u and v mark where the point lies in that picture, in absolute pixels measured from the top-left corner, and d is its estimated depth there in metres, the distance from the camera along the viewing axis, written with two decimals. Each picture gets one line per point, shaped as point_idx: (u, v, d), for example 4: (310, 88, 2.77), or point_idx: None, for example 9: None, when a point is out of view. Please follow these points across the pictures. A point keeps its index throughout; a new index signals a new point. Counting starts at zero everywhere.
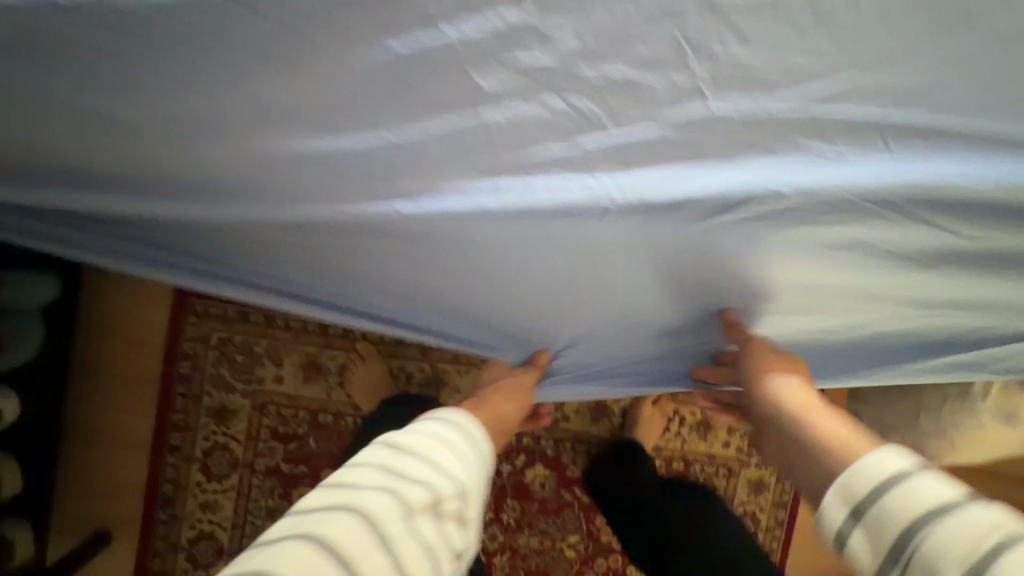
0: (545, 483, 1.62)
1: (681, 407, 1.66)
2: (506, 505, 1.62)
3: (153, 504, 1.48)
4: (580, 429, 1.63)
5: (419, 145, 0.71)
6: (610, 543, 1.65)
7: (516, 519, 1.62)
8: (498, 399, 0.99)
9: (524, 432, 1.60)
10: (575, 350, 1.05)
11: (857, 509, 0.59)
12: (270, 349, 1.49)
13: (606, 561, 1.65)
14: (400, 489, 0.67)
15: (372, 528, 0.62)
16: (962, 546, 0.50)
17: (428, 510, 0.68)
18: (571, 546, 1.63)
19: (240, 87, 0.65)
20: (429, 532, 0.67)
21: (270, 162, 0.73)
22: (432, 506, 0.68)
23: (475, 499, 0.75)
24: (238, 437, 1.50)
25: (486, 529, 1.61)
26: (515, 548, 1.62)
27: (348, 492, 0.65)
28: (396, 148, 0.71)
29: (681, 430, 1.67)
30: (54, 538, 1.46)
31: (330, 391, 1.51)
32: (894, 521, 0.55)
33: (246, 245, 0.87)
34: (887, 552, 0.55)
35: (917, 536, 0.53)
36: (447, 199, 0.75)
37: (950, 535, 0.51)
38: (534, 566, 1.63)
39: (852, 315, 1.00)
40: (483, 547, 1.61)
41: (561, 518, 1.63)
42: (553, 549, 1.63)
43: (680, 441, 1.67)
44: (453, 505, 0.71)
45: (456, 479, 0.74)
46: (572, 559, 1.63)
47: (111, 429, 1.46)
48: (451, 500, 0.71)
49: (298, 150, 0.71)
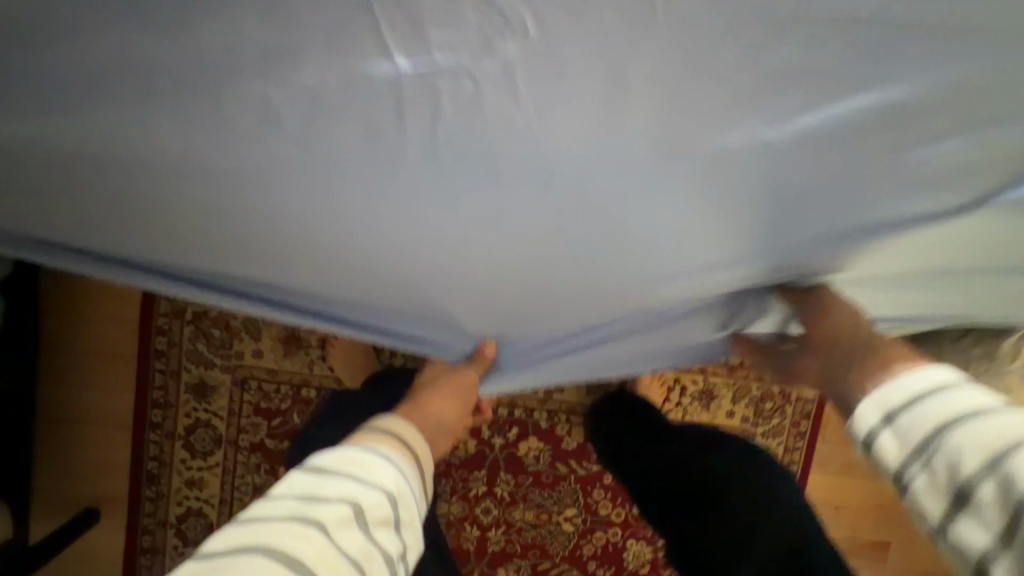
0: (539, 455, 1.56)
1: (682, 375, 1.59)
2: (500, 479, 1.56)
3: (138, 482, 1.46)
4: (575, 400, 1.56)
5: (331, 57, 0.76)
6: (608, 516, 1.59)
7: (511, 493, 1.56)
8: (438, 407, 1.03)
9: (516, 404, 1.54)
10: (561, 345, 0.93)
11: (891, 415, 0.60)
12: (247, 323, 1.43)
13: (605, 534, 1.60)
14: (315, 512, 0.70)
15: (286, 555, 0.65)
16: (989, 441, 0.53)
17: (352, 523, 0.72)
18: (568, 519, 1.58)
19: (182, 43, 0.74)
20: (355, 544, 0.70)
21: (224, 138, 0.75)
22: (355, 519, 0.72)
23: (406, 501, 0.80)
24: (220, 414, 1.45)
25: (480, 503, 1.56)
26: (510, 522, 1.57)
27: (266, 524, 0.68)
28: (314, 64, 0.75)
29: (682, 400, 1.60)
30: (41, 517, 1.45)
31: (311, 365, 1.45)
32: (925, 422, 0.57)
33: (182, 240, 0.80)
34: (914, 449, 0.57)
35: (950, 444, 0.55)
36: (351, 94, 0.76)
37: (981, 434, 0.54)
38: (530, 539, 1.58)
39: (890, 289, 0.85)
40: (477, 521, 1.56)
41: (556, 491, 1.57)
42: (550, 523, 1.58)
43: (682, 412, 1.61)
44: (381, 512, 0.75)
45: (389, 484, 0.79)
46: (570, 532, 1.58)
47: (90, 407, 1.43)
48: (378, 508, 0.75)
49: (219, 85, 0.75)
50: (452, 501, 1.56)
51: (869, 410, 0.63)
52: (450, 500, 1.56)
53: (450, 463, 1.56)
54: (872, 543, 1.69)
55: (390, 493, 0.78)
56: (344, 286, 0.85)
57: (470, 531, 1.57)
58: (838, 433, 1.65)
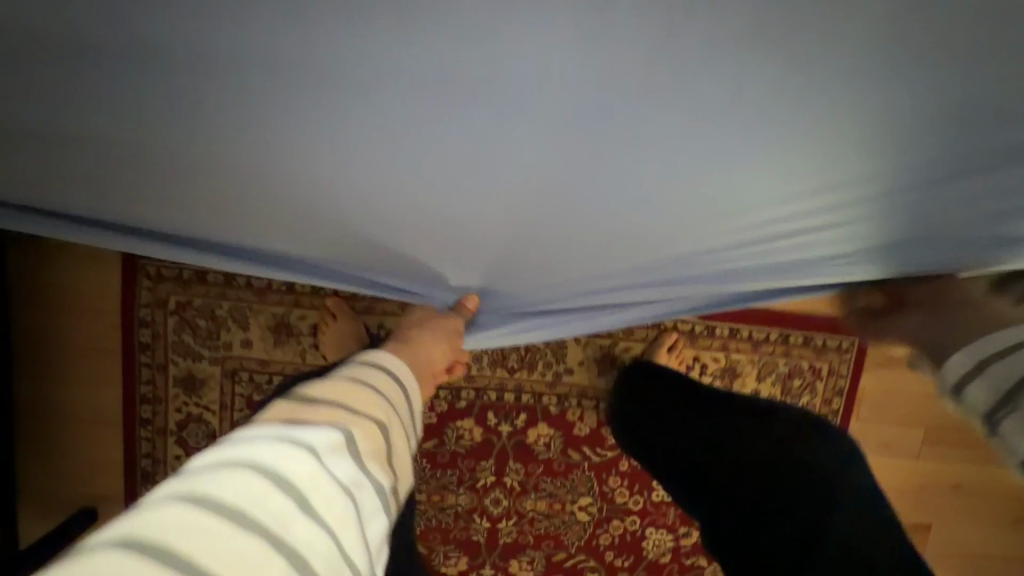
0: (550, 443, 1.46)
1: (702, 353, 1.47)
2: (509, 468, 1.47)
3: (133, 480, 1.40)
4: (587, 383, 1.46)
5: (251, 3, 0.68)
6: (626, 505, 1.50)
7: (521, 482, 1.47)
8: (426, 351, 1.06)
9: (524, 389, 1.44)
10: (530, 300, 1.09)
11: (984, 362, 0.81)
12: (233, 312, 1.34)
13: (623, 523, 1.51)
14: (305, 437, 0.65)
15: (276, 479, 0.60)
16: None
17: (344, 450, 0.68)
18: (583, 508, 1.49)
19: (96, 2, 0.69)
20: (349, 470, 0.67)
21: (215, 114, 0.80)
22: (347, 445, 0.69)
23: (391, 439, 0.79)
24: (212, 407, 1.38)
25: (489, 493, 1.47)
26: (522, 512, 1.49)
27: (254, 448, 0.62)
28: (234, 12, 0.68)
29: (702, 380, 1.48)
30: (37, 517, 1.40)
31: (305, 354, 1.36)
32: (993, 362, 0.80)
33: (174, 209, 0.94)
34: (1003, 385, 0.78)
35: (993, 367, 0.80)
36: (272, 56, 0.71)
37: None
38: (544, 530, 1.50)
39: (819, 249, 0.95)
40: (487, 512, 1.48)
41: (570, 480, 1.48)
42: (564, 512, 1.49)
43: None
44: (368, 443, 0.72)
45: (378, 420, 0.79)
46: (585, 522, 1.50)
47: (78, 403, 1.36)
48: (365, 438, 0.73)
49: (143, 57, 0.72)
50: (461, 492, 1.47)
51: (962, 356, 0.85)
52: (458, 491, 1.47)
53: (456, 454, 1.45)
54: (910, 525, 1.60)
55: (381, 428, 0.78)
56: (319, 239, 0.98)
57: (480, 522, 1.48)
58: (875, 410, 1.53)
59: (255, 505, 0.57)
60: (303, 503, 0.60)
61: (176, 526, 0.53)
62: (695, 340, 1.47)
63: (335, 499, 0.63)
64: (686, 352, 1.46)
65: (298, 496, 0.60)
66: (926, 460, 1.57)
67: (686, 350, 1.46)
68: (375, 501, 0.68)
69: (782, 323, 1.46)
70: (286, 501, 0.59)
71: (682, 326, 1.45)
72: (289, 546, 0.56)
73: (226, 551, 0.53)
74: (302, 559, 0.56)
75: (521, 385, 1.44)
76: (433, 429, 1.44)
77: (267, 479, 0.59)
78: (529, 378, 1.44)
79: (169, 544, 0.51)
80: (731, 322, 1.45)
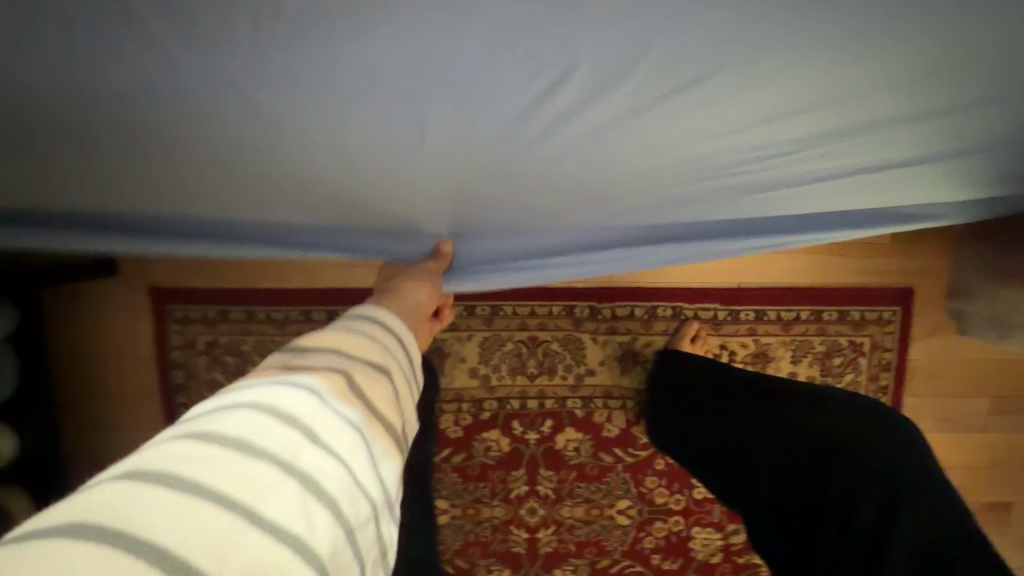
0: (580, 447, 1.43)
1: (729, 339, 1.40)
2: (542, 476, 1.44)
3: None
4: (611, 383, 1.42)
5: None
6: (667, 505, 1.44)
7: (555, 489, 1.45)
8: (410, 300, 0.88)
9: (547, 393, 1.42)
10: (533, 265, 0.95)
11: None
12: (257, 345, 1.39)
13: (666, 525, 1.45)
14: (300, 383, 0.58)
15: (278, 414, 0.54)
16: None
17: (345, 391, 0.61)
18: (622, 512, 1.45)
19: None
20: (352, 413, 0.59)
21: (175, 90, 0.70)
22: (346, 388, 0.61)
23: (403, 384, 0.71)
24: None
25: (524, 504, 1.45)
26: (560, 521, 1.46)
27: (231, 410, 0.54)
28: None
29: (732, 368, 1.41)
30: None
31: None
32: None
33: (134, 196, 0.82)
34: None
35: None
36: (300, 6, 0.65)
37: None
38: (585, 538, 1.46)
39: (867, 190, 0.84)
40: (524, 523, 1.46)
41: (604, 483, 1.44)
42: (602, 517, 1.45)
43: None
44: (374, 385, 0.65)
45: (383, 357, 0.70)
46: (626, 526, 1.45)
47: (126, 448, 1.44)
48: (369, 380, 0.65)
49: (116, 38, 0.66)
50: (495, 504, 1.45)
51: None
52: (492, 503, 1.45)
53: (486, 465, 1.45)
54: (984, 507, 1.46)
55: (387, 370, 0.69)
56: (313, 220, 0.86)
57: (519, 534, 1.46)
58: (930, 383, 1.42)
59: (236, 475, 0.48)
60: (308, 454, 0.52)
61: (142, 500, 0.45)
62: (721, 326, 1.40)
63: (343, 431, 0.56)
64: (712, 341, 1.40)
65: (305, 426, 0.54)
66: (995, 433, 1.44)
67: (712, 338, 1.40)
68: (385, 443, 0.62)
69: (811, 300, 1.38)
70: (291, 434, 0.53)
71: (704, 315, 1.40)
72: (299, 474, 0.51)
73: (230, 478, 0.48)
74: (317, 489, 0.51)
75: (543, 389, 1.42)
76: (460, 443, 1.44)
77: (268, 409, 0.54)
78: (550, 382, 1.42)
79: (170, 473, 0.47)
80: (756, 305, 1.39)
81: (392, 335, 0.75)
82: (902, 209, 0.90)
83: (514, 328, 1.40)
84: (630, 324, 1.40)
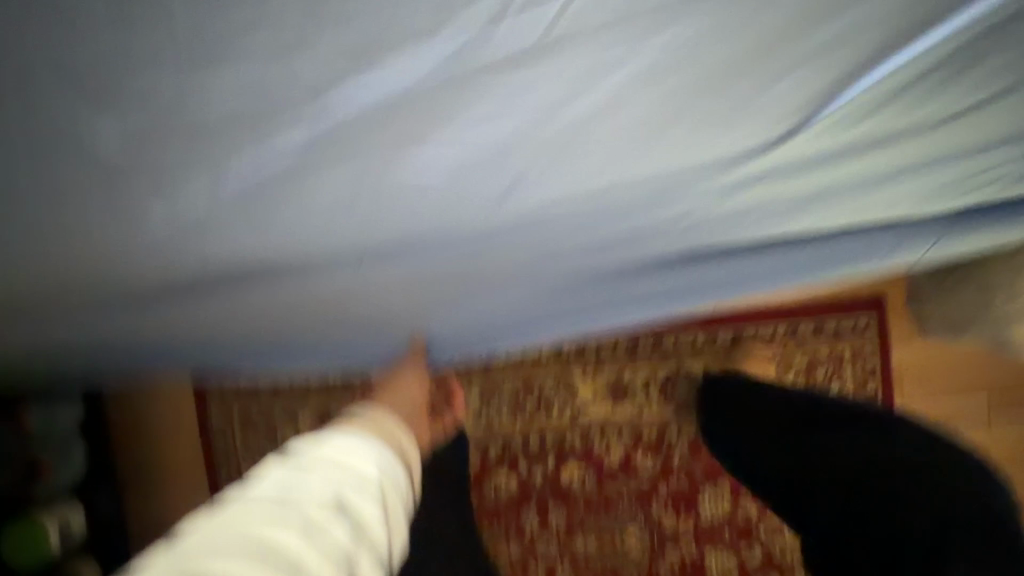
0: (585, 478, 1.51)
1: (710, 362, 1.48)
2: (551, 509, 1.52)
3: None
4: (606, 414, 1.51)
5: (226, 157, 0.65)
6: (675, 530, 1.49)
7: (566, 521, 1.52)
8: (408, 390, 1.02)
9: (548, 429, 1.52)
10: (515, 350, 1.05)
11: None
12: (283, 412, 1.56)
13: (677, 549, 1.49)
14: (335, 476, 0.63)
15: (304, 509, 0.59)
16: None
17: (369, 492, 0.64)
18: (631, 539, 1.50)
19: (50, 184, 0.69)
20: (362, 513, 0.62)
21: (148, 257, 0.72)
22: (371, 487, 0.64)
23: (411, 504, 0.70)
24: None
25: (537, 538, 1.53)
26: (573, 553, 1.52)
27: (285, 481, 0.61)
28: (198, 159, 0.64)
29: None
30: None
31: None
32: None
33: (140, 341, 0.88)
34: None
35: None
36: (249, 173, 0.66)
37: None
38: (599, 569, 1.51)
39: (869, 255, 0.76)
40: (540, 558, 1.53)
41: (613, 511, 1.50)
42: (614, 546, 1.51)
43: None
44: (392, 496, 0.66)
45: (397, 469, 0.70)
46: (638, 552, 1.50)
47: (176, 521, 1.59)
48: (387, 490, 0.66)
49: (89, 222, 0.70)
50: (511, 541, 1.53)
51: None
52: (509, 541, 1.53)
53: (498, 503, 1.53)
54: None
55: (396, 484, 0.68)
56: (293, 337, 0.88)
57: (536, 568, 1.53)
58: (923, 386, 1.44)
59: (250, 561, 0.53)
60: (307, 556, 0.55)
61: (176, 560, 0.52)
62: (701, 351, 1.49)
63: (341, 545, 0.58)
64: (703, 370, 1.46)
65: (311, 529, 0.58)
66: (1003, 428, 1.43)
67: (694, 364, 1.48)
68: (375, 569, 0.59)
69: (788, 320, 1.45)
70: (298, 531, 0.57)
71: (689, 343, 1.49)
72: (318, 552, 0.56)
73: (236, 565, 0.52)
74: None
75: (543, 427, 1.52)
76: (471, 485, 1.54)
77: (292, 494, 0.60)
78: (549, 420, 1.52)
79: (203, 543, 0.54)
80: (732, 327, 1.47)
81: (403, 450, 0.75)
82: (936, 223, 0.73)
83: (508, 373, 1.52)
84: (617, 357, 1.51)
